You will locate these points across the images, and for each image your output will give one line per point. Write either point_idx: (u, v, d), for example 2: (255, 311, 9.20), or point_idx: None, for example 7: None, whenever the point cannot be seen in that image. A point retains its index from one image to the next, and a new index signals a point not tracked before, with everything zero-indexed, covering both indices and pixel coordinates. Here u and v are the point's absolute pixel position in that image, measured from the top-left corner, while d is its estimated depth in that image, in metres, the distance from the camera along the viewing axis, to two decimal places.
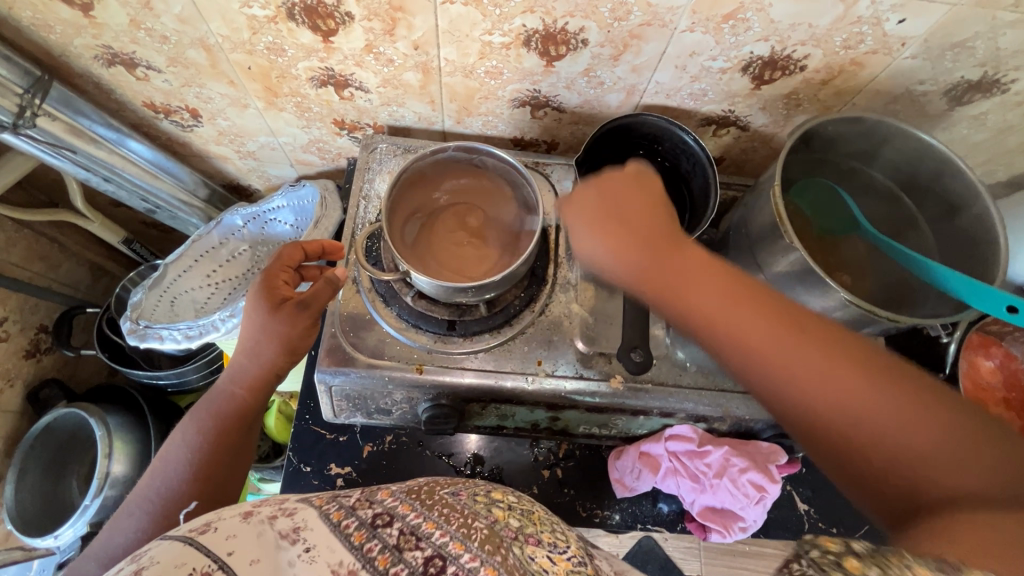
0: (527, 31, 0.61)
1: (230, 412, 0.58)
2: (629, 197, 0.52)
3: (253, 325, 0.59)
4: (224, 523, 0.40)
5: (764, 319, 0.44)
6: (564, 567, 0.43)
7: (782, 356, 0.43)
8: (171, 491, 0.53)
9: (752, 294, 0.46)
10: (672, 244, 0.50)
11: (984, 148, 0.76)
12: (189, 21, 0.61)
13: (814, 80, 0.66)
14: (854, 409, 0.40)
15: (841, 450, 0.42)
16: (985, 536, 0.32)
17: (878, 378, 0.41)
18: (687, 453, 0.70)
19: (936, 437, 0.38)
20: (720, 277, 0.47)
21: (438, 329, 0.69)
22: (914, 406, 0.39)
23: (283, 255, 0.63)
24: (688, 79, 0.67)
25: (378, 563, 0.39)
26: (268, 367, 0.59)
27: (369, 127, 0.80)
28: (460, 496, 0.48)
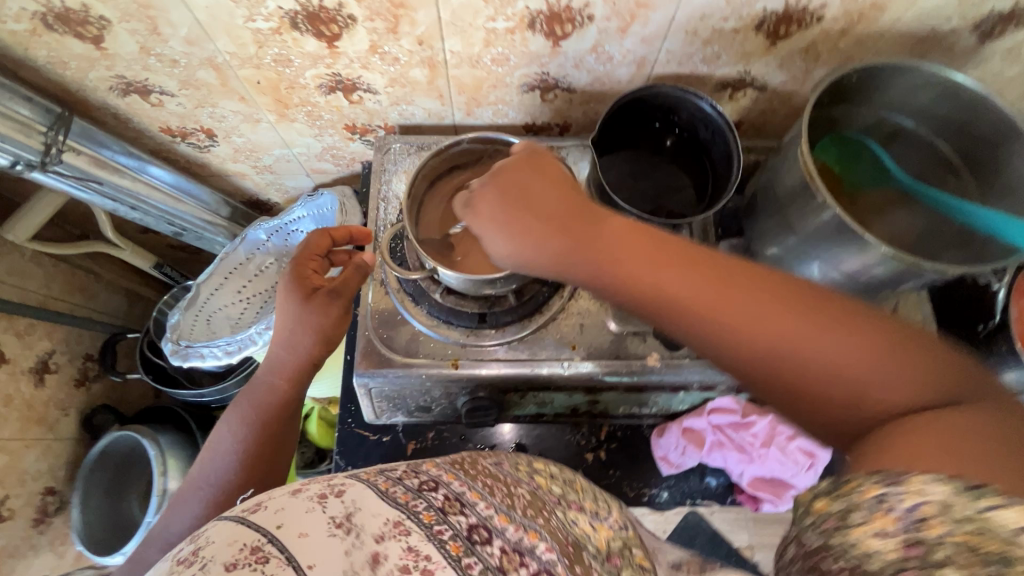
0: (531, 13, 0.59)
1: (272, 404, 0.60)
2: (525, 172, 0.51)
3: (289, 316, 0.60)
4: (274, 501, 0.41)
5: (692, 281, 0.43)
6: (604, 532, 0.55)
7: (716, 307, 0.42)
8: (221, 482, 0.57)
9: (679, 260, 0.45)
10: (590, 227, 0.48)
11: (1021, 81, 0.72)
12: (196, 42, 0.62)
13: (833, 29, 0.63)
14: (777, 342, 0.41)
15: (785, 387, 0.41)
16: (936, 446, 0.34)
17: (807, 316, 0.40)
18: (732, 425, 0.70)
19: (866, 355, 0.39)
20: (646, 248, 0.46)
21: (469, 323, 0.69)
22: (861, 333, 0.39)
23: (311, 243, 0.63)
24: (700, 43, 0.65)
25: (423, 516, 0.42)
26: (304, 358, 0.60)
27: (380, 129, 0.80)
28: (503, 466, 0.53)
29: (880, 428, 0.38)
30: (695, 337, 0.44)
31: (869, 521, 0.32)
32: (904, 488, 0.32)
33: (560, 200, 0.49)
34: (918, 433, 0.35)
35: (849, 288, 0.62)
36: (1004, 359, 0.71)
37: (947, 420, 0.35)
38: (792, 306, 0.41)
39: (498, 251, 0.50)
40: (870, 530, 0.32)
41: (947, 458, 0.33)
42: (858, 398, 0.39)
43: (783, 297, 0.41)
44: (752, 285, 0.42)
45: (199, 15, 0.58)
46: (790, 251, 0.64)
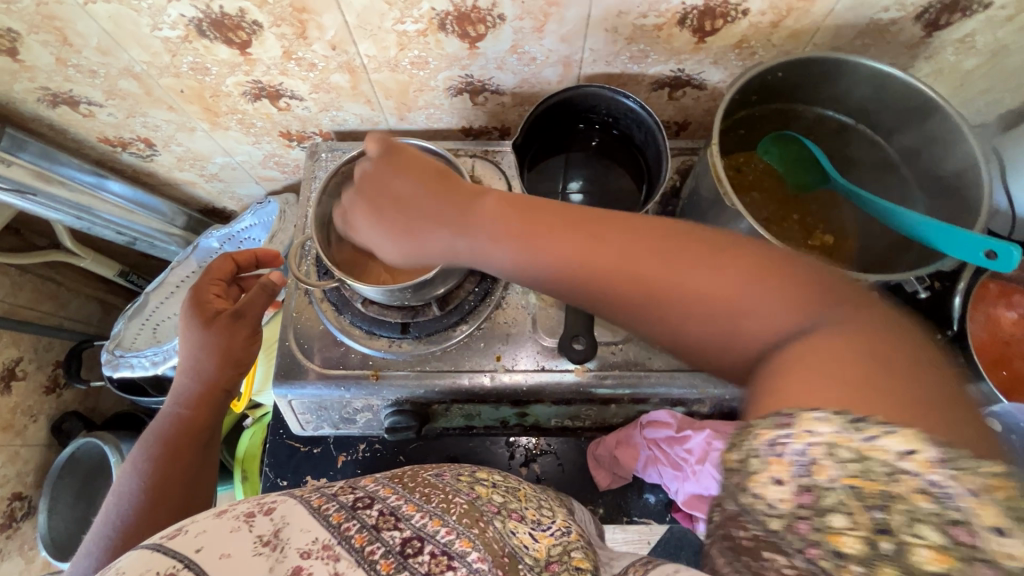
0: (439, 14, 0.58)
1: (180, 432, 0.59)
2: (390, 172, 0.51)
3: (191, 343, 0.60)
4: (196, 524, 0.39)
5: (570, 241, 0.41)
6: (546, 543, 0.46)
7: (614, 263, 0.39)
8: (125, 522, 0.53)
9: (550, 219, 0.43)
10: (472, 201, 0.47)
11: (980, 74, 0.68)
12: (110, 52, 0.62)
13: (762, 24, 0.60)
14: (685, 291, 0.37)
15: (668, 330, 0.39)
16: (808, 377, 0.31)
17: (677, 257, 0.38)
18: (667, 439, 0.67)
19: (764, 297, 0.35)
20: (513, 212, 0.44)
21: (392, 332, 0.67)
22: (737, 270, 0.36)
23: (211, 269, 0.64)
24: (623, 41, 0.62)
25: (355, 540, 0.39)
26: (212, 382, 0.60)
27: (316, 135, 0.79)
28: (443, 478, 0.50)
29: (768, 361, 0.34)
30: (596, 297, 0.41)
31: (852, 514, 0.27)
32: (830, 435, 0.28)
33: (433, 192, 0.49)
34: (816, 368, 0.31)
35: None
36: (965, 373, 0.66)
37: (813, 341, 0.33)
38: (689, 256, 0.38)
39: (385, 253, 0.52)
40: (850, 525, 0.26)
41: (815, 393, 0.30)
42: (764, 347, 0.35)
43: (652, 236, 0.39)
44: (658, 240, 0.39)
45: (105, 25, 0.58)
46: None
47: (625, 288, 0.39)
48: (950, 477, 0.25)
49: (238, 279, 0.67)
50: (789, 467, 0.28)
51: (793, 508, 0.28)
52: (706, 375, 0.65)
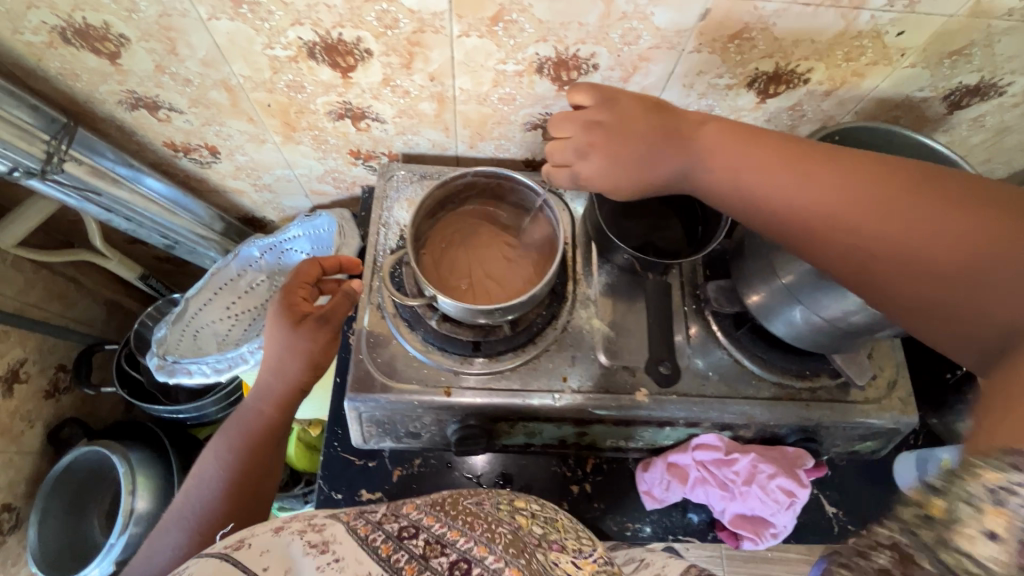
0: (540, 58, 0.63)
1: (260, 430, 0.62)
2: (609, 108, 0.57)
3: (277, 342, 0.62)
4: (256, 539, 0.42)
5: (797, 177, 0.47)
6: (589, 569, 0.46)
7: (881, 205, 0.43)
8: (205, 510, 0.58)
9: (787, 151, 0.49)
10: (686, 132, 0.55)
11: (984, 147, 0.79)
12: (213, 64, 0.63)
13: (817, 92, 0.68)
14: (871, 234, 0.43)
15: (862, 274, 0.45)
16: (1013, 418, 0.28)
17: (918, 192, 0.42)
18: (715, 461, 0.71)
19: (947, 219, 0.40)
20: (756, 148, 0.50)
21: (463, 350, 0.70)
22: (957, 206, 0.40)
23: (301, 272, 0.65)
24: (695, 96, 0.69)
25: (405, 571, 0.40)
26: (293, 385, 0.63)
27: (384, 156, 0.81)
28: (483, 505, 0.51)
29: (1006, 333, 0.36)
30: (820, 249, 0.47)
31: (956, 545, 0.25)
32: (994, 475, 0.25)
33: (643, 125, 0.56)
34: (1009, 396, 0.30)
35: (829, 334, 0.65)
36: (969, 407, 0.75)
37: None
38: (904, 183, 0.43)
39: (587, 175, 0.57)
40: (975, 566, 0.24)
41: (1018, 433, 0.27)
42: (971, 296, 0.39)
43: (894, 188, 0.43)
44: (883, 178, 0.44)
45: (218, 39, 0.60)
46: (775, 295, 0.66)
47: (827, 227, 0.46)
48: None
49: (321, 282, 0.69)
50: (944, 514, 0.26)
51: (921, 554, 0.26)
52: (754, 402, 0.71)
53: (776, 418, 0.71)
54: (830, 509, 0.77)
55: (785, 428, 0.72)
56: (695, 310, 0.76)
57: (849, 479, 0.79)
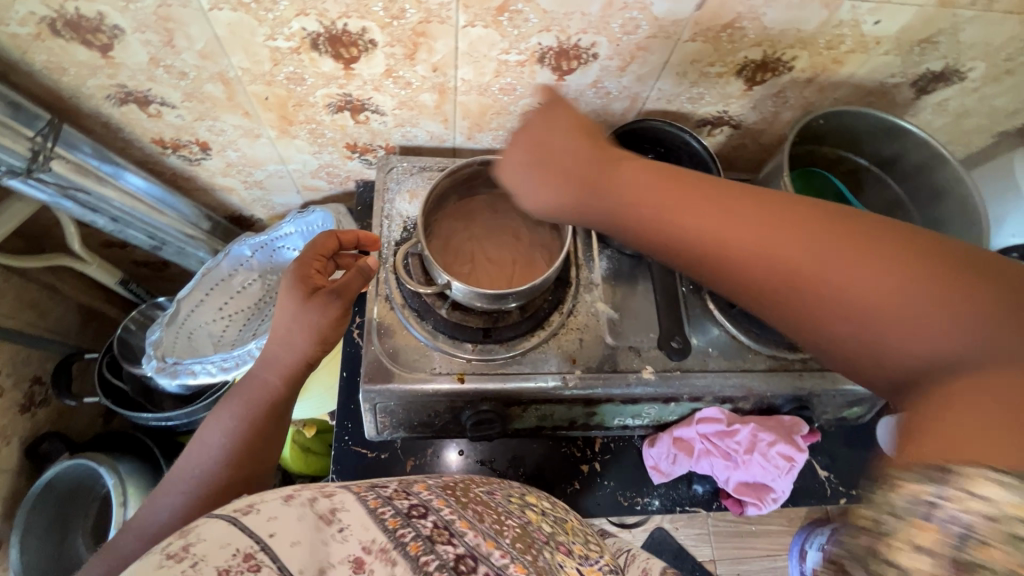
0: (542, 48, 0.64)
1: (265, 401, 0.62)
2: (551, 118, 0.57)
3: (289, 313, 0.63)
4: (267, 506, 0.40)
5: (712, 220, 0.46)
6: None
7: (801, 257, 0.41)
8: (205, 476, 0.58)
9: (737, 195, 0.46)
10: (606, 167, 0.54)
11: (946, 130, 0.85)
12: (211, 56, 0.62)
13: (800, 79, 0.72)
14: (834, 280, 0.40)
15: (806, 324, 0.43)
16: (965, 421, 0.31)
17: (852, 246, 0.39)
18: (717, 433, 0.74)
19: (908, 289, 0.37)
20: (663, 183, 0.50)
21: (474, 337, 0.71)
22: (910, 265, 0.37)
23: (318, 245, 0.68)
24: (687, 84, 0.72)
25: (411, 548, 0.40)
26: (300, 358, 0.63)
27: (381, 148, 0.81)
28: (494, 496, 0.53)
29: (930, 378, 0.36)
30: (772, 301, 0.45)
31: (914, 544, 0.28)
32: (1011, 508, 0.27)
33: (564, 145, 0.55)
34: (952, 412, 0.32)
35: None
36: None
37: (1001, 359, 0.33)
38: (854, 238, 0.40)
39: (533, 201, 0.57)
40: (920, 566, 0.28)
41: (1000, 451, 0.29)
42: (919, 359, 0.37)
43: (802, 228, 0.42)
44: (812, 224, 0.42)
45: (219, 31, 0.59)
46: None
47: (784, 281, 0.43)
48: (986, 513, 0.28)
49: (338, 256, 0.71)
50: (936, 535, 0.28)
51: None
52: (751, 374, 0.74)
53: (772, 389, 0.74)
54: (823, 473, 0.82)
55: (780, 398, 0.76)
56: (692, 289, 0.79)
57: (837, 443, 0.84)
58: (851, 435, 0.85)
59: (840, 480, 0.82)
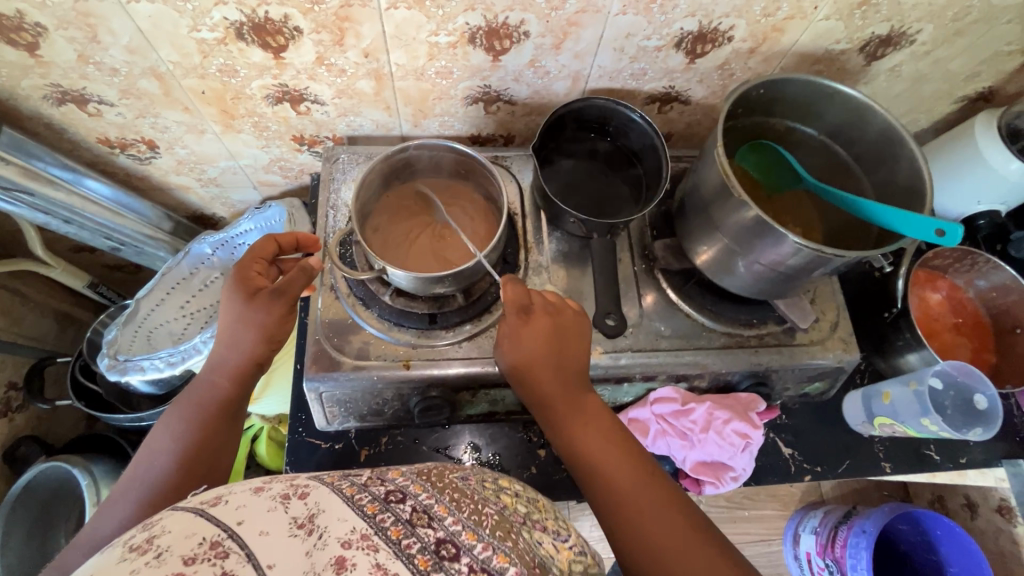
0: (470, 28, 0.64)
1: (214, 399, 0.62)
2: (524, 323, 0.60)
3: (231, 315, 0.63)
4: (235, 497, 0.41)
5: (581, 419, 0.58)
6: (566, 556, 0.48)
7: (616, 454, 0.55)
8: (158, 480, 0.56)
9: (608, 433, 0.57)
10: (570, 396, 0.59)
11: (904, 97, 0.83)
12: (138, 51, 0.62)
13: (742, 49, 0.71)
14: (604, 467, 0.55)
15: (615, 514, 0.52)
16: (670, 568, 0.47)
17: (634, 462, 0.55)
18: (673, 413, 0.74)
19: (678, 540, 0.49)
20: (595, 423, 0.58)
21: (419, 324, 0.70)
22: (656, 497, 0.52)
23: (256, 249, 0.67)
24: (628, 60, 0.71)
25: (390, 532, 0.39)
26: (249, 357, 0.63)
27: (329, 140, 0.81)
28: (469, 481, 0.49)
29: None
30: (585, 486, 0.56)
31: None
32: None
33: (543, 379, 0.59)
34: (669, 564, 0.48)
35: (769, 279, 0.68)
36: (909, 345, 0.78)
37: None
38: (635, 469, 0.54)
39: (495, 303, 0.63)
40: None
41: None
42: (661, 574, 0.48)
43: (626, 440, 0.57)
44: (632, 457, 0.55)
45: (142, 24, 0.59)
46: (718, 246, 0.69)
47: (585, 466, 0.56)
48: None
49: (280, 260, 0.70)
50: None
51: None
52: (706, 353, 0.73)
53: (727, 366, 0.73)
54: (786, 451, 0.80)
55: (736, 375, 0.74)
56: (645, 269, 0.78)
57: (804, 420, 0.82)
58: (818, 411, 0.82)
59: (805, 456, 0.80)
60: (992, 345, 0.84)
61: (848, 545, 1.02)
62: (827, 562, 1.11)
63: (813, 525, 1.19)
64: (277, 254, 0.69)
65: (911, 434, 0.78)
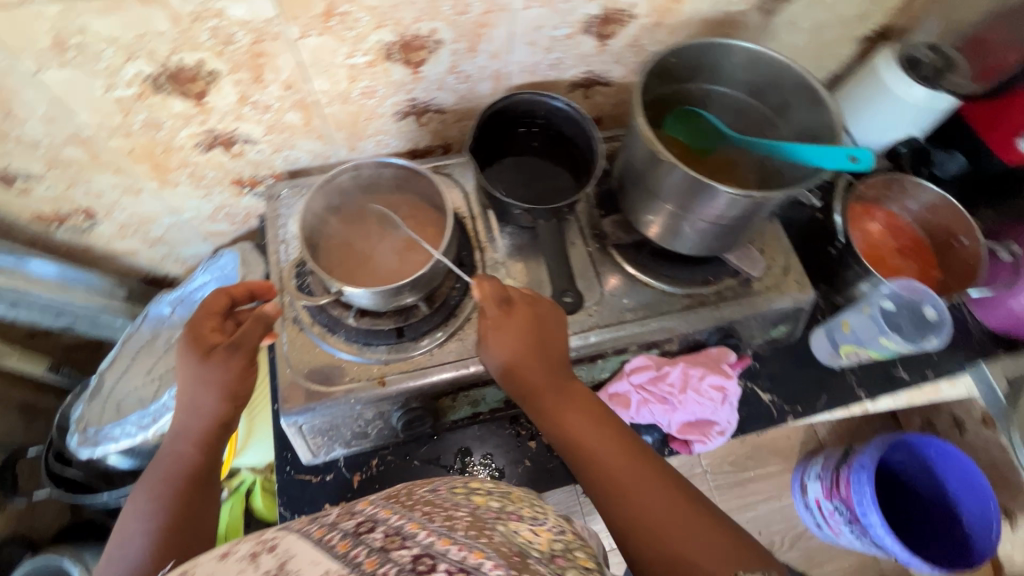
0: (385, 45, 0.65)
1: (180, 470, 0.61)
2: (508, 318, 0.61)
3: (188, 376, 0.62)
4: (204, 567, 0.41)
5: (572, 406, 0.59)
6: (545, 536, 0.48)
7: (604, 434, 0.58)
8: (135, 564, 0.54)
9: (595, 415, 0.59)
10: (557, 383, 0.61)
11: (809, 46, 0.88)
12: (57, 119, 0.62)
13: (648, 25, 0.74)
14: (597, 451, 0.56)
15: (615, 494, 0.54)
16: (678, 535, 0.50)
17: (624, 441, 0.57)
18: (650, 380, 0.76)
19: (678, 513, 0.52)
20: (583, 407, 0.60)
21: (388, 339, 0.70)
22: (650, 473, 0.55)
23: (207, 304, 0.65)
24: (543, 52, 0.74)
25: (365, 564, 0.38)
26: (213, 420, 0.63)
27: (269, 178, 0.82)
28: (439, 491, 0.50)
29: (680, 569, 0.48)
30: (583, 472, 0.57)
31: None
32: None
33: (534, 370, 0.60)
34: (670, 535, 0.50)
35: (714, 235, 0.70)
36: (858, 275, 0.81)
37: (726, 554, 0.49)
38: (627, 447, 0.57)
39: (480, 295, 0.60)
40: None
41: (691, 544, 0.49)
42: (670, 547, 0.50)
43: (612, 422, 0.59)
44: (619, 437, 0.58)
45: (55, 92, 0.59)
46: (661, 214, 0.71)
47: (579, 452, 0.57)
48: None
49: (235, 311, 0.67)
50: None
51: None
52: (671, 316, 0.75)
53: (694, 325, 0.76)
54: (766, 397, 0.82)
55: (704, 332, 0.77)
56: (600, 249, 0.80)
57: (777, 364, 0.85)
58: (791, 354, 0.85)
59: (784, 399, 0.83)
60: (936, 261, 0.89)
61: (850, 482, 1.04)
62: (835, 504, 1.12)
63: (816, 470, 1.22)
64: (231, 306, 0.66)
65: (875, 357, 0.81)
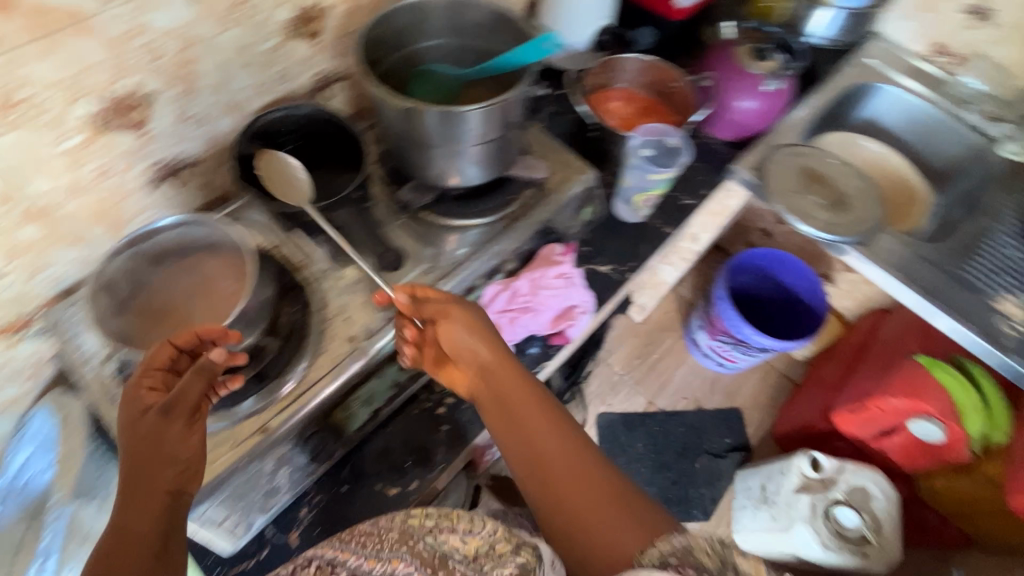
0: (92, 117, 0.62)
1: (114, 547, 0.52)
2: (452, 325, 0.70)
3: (123, 439, 0.57)
4: None
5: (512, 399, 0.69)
6: (474, 544, 0.60)
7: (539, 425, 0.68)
8: None
9: (542, 407, 0.69)
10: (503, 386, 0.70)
11: None
12: None
13: (346, 10, 0.80)
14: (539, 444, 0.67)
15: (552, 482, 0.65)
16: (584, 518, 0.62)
17: (567, 440, 0.67)
18: (506, 299, 0.85)
19: (588, 506, 0.63)
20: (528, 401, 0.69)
21: (250, 389, 0.66)
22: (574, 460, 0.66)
23: (148, 359, 0.59)
24: (263, 68, 0.76)
25: None
26: (155, 488, 0.55)
27: (39, 310, 0.73)
28: (380, 520, 0.62)
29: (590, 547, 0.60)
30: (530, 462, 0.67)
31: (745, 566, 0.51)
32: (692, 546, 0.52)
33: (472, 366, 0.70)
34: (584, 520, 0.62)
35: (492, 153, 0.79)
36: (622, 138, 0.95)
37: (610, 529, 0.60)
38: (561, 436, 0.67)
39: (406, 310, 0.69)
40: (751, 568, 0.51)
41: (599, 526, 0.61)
42: (581, 532, 0.62)
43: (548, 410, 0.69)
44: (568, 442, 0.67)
45: None
46: (442, 159, 0.78)
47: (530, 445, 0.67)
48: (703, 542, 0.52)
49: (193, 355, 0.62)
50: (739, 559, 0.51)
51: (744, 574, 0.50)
52: (496, 241, 0.84)
53: (517, 240, 0.85)
54: (607, 269, 0.94)
55: (529, 241, 0.87)
56: (410, 218, 0.84)
57: (603, 240, 0.98)
58: (610, 229, 0.99)
59: (620, 263, 0.95)
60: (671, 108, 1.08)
61: None
62: None
63: None
64: (174, 359, 0.60)
65: (659, 194, 0.96)
